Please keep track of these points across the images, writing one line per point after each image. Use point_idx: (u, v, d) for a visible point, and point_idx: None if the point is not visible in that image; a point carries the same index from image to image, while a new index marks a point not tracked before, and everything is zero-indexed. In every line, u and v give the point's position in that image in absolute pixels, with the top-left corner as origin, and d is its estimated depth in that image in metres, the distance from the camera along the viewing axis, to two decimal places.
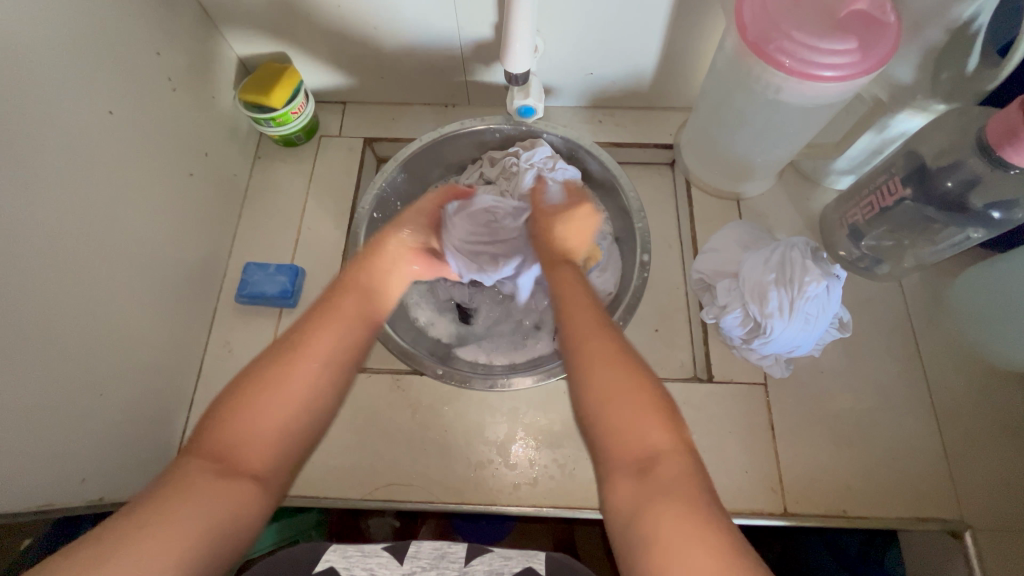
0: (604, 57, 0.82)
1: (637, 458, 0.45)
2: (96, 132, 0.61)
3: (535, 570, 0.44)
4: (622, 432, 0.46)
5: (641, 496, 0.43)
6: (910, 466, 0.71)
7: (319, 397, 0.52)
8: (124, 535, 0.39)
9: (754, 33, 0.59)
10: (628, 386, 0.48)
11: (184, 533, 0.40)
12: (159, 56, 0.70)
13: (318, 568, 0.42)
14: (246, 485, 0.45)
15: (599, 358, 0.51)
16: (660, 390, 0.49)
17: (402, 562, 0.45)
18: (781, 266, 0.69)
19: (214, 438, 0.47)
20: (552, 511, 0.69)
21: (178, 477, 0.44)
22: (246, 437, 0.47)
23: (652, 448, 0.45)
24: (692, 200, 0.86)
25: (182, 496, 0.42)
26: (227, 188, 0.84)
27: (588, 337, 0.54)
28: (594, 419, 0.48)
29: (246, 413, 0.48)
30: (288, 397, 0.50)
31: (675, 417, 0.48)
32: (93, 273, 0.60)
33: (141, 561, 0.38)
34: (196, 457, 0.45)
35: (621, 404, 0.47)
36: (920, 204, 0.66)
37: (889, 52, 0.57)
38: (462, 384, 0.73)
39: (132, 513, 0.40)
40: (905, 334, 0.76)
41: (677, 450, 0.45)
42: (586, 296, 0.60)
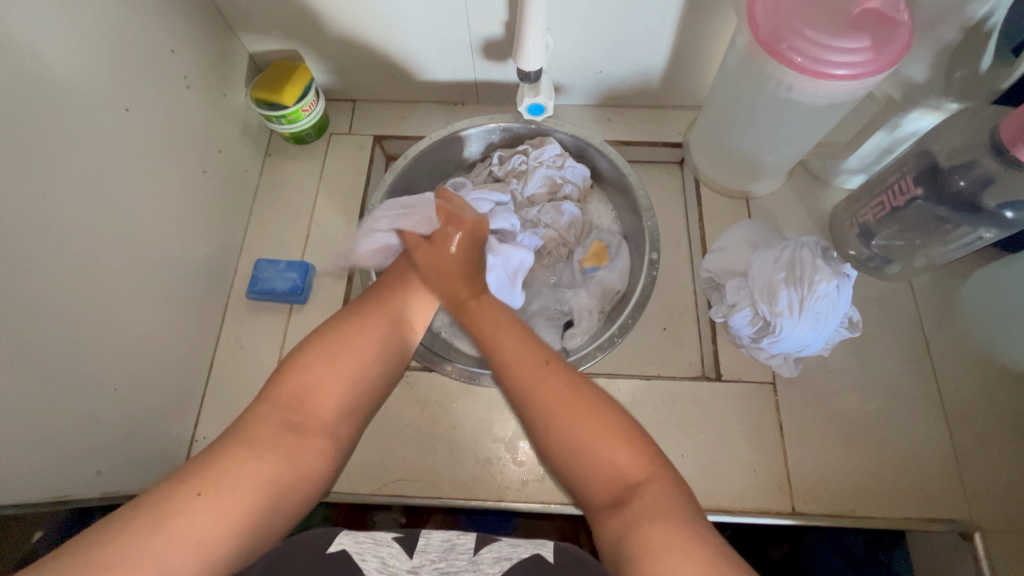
0: (614, 55, 0.82)
1: (615, 489, 0.46)
2: (112, 128, 0.62)
3: (544, 558, 0.44)
4: (590, 466, 0.47)
5: (626, 523, 0.43)
6: (919, 466, 0.70)
7: (379, 366, 0.56)
8: (192, 495, 0.41)
9: (766, 31, 0.59)
10: (586, 416, 0.49)
11: (262, 482, 0.44)
12: (174, 53, 0.71)
13: (332, 549, 0.43)
14: (311, 444, 0.49)
15: (553, 391, 0.51)
16: (617, 413, 0.50)
17: (412, 555, 0.45)
18: (790, 265, 0.69)
19: (280, 398, 0.50)
20: (559, 507, 0.69)
21: (252, 429, 0.47)
22: (312, 397, 0.51)
23: (625, 476, 0.46)
24: (701, 199, 0.86)
25: (251, 455, 0.45)
26: (238, 185, 0.85)
27: (533, 374, 0.54)
28: (565, 459, 0.49)
29: (316, 376, 0.52)
30: (355, 363, 0.54)
31: (642, 437, 0.49)
32: (107, 268, 0.61)
33: (218, 511, 0.41)
34: (263, 416, 0.48)
35: (590, 428, 0.48)
36: (932, 204, 0.66)
37: (902, 50, 0.57)
38: (471, 380, 0.75)
39: (199, 475, 0.42)
40: (915, 334, 0.76)
41: (652, 471, 0.46)
42: (511, 321, 0.61)
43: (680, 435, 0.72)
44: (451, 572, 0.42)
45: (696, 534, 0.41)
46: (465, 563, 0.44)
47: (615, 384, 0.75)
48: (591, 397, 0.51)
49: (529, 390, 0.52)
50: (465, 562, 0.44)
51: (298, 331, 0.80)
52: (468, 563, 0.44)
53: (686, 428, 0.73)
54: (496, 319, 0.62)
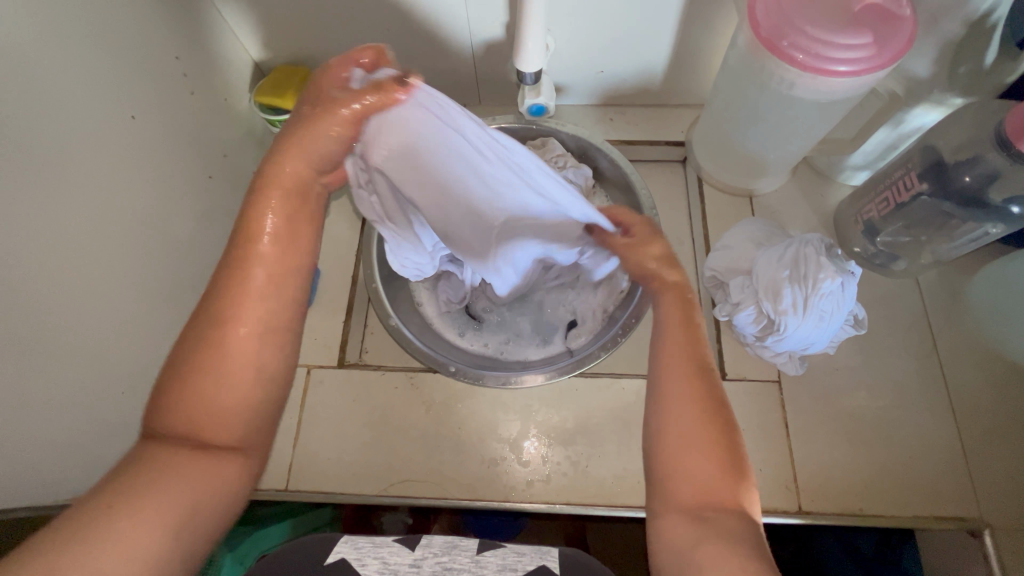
0: (615, 55, 0.82)
1: (700, 506, 0.43)
2: (118, 135, 0.62)
3: (547, 567, 0.43)
4: (687, 473, 0.45)
5: (695, 536, 0.41)
6: (928, 464, 0.70)
7: (275, 357, 0.47)
8: (102, 519, 0.37)
9: (767, 29, 0.59)
10: (699, 424, 0.46)
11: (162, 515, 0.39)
12: (179, 60, 0.72)
13: (329, 560, 0.42)
14: (229, 447, 0.44)
15: (683, 396, 0.48)
16: (734, 438, 0.46)
17: (414, 549, 0.46)
18: (795, 262, 0.68)
19: (183, 404, 0.43)
20: (564, 507, 0.69)
21: (137, 464, 0.40)
22: (217, 398, 0.44)
23: (716, 496, 0.43)
24: (704, 197, 0.86)
25: (161, 472, 0.40)
26: (243, 189, 0.86)
27: (676, 368, 0.50)
28: (661, 442, 0.47)
29: (194, 395, 0.43)
30: (243, 364, 0.45)
31: (747, 474, 0.45)
32: (114, 274, 0.61)
33: (134, 542, 0.37)
34: (167, 429, 0.42)
35: (695, 446, 0.45)
36: (937, 199, 0.66)
37: (905, 44, 0.57)
38: (476, 382, 0.75)
39: (105, 500, 0.38)
40: (922, 331, 0.76)
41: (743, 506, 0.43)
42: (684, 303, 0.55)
43: None
44: (454, 568, 0.42)
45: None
46: (467, 559, 0.44)
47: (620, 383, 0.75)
48: (722, 419, 0.47)
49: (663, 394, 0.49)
50: (468, 560, 0.44)
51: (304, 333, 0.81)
52: (471, 562, 0.44)
53: None
54: (683, 310, 0.54)
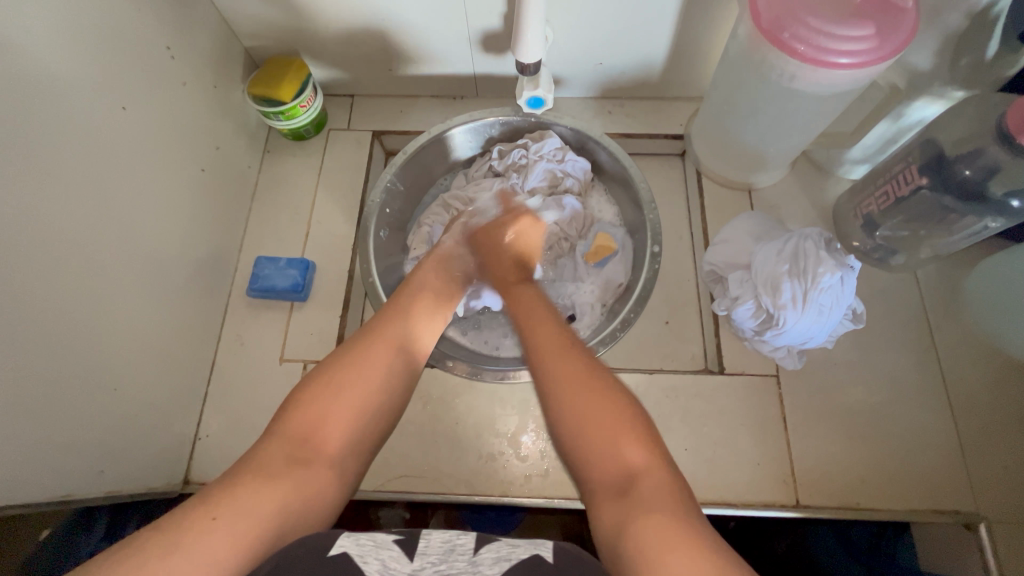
0: (614, 46, 0.81)
1: (620, 476, 0.44)
2: (109, 127, 0.61)
3: (542, 560, 0.40)
4: (604, 450, 0.45)
5: (625, 516, 0.41)
6: (924, 458, 0.70)
7: (386, 394, 0.53)
8: (205, 519, 0.40)
9: (768, 20, 0.59)
10: (601, 400, 0.47)
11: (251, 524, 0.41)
12: (169, 49, 0.70)
13: (331, 554, 0.39)
14: (321, 470, 0.47)
15: (569, 373, 0.50)
16: (637, 407, 0.48)
17: (413, 557, 0.42)
18: (794, 257, 0.68)
19: (291, 428, 0.48)
20: (563, 502, 0.69)
21: (242, 473, 0.45)
22: (321, 428, 0.49)
23: (629, 463, 0.44)
24: (703, 191, 0.85)
25: (259, 483, 0.44)
26: (237, 182, 0.84)
27: (556, 358, 0.52)
28: (578, 440, 0.47)
29: (312, 414, 0.49)
30: (358, 393, 0.51)
31: (656, 434, 0.46)
32: (106, 268, 0.60)
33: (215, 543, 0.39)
34: (273, 447, 0.47)
35: (598, 413, 0.46)
36: (938, 193, 0.65)
37: (907, 37, 0.56)
38: (474, 376, 0.74)
39: (211, 501, 0.41)
40: (920, 325, 0.76)
41: (655, 463, 0.44)
42: (551, 321, 0.58)
43: (684, 428, 0.72)
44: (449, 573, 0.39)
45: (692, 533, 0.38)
46: (464, 564, 0.41)
47: None
48: (594, 372, 0.50)
49: (546, 374, 0.51)
50: (466, 562, 0.41)
51: (299, 328, 0.80)
52: (467, 568, 0.40)
53: (689, 422, 0.72)
54: (533, 309, 0.60)
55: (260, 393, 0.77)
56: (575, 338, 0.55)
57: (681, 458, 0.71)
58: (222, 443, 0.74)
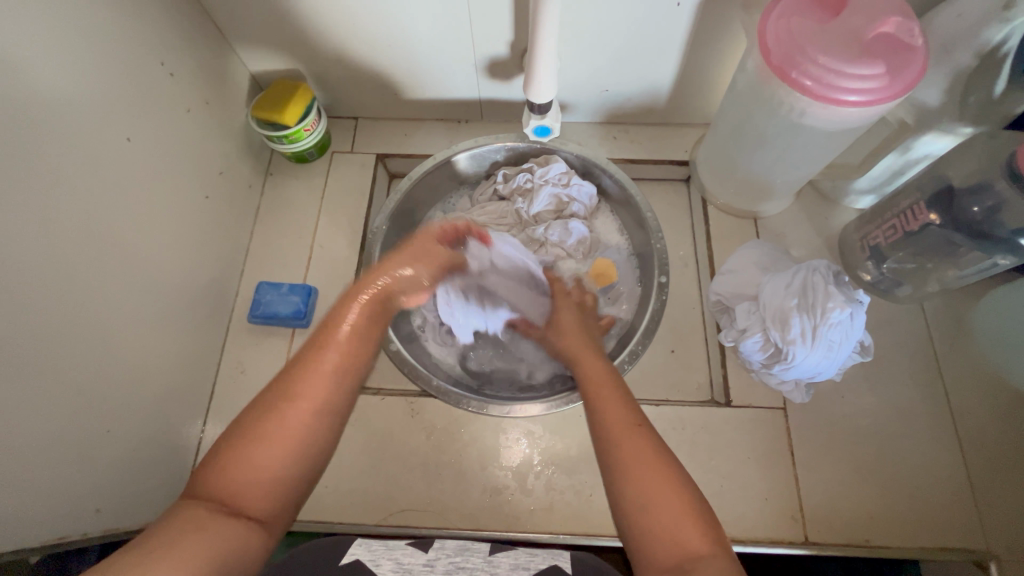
0: (621, 74, 0.81)
1: (676, 561, 0.41)
2: (111, 157, 0.60)
3: (559, 568, 0.45)
4: (664, 528, 0.43)
5: None
6: (934, 494, 0.69)
7: (318, 437, 0.49)
8: (136, 564, 0.36)
9: (778, 56, 0.59)
10: (649, 468, 0.47)
11: (198, 552, 0.39)
12: (172, 75, 0.70)
13: (344, 560, 0.43)
14: (251, 526, 0.43)
15: (640, 451, 0.48)
16: (688, 481, 0.47)
17: (427, 550, 0.49)
18: (803, 291, 0.68)
19: (215, 485, 0.44)
20: (568, 538, 0.68)
21: (172, 523, 0.41)
22: (250, 481, 0.45)
23: (692, 548, 0.42)
24: (708, 218, 0.85)
25: (188, 531, 0.40)
26: (240, 206, 0.84)
27: (616, 424, 0.52)
28: (629, 500, 0.46)
29: (256, 450, 0.46)
30: (290, 437, 0.48)
31: (711, 515, 0.45)
32: (107, 300, 0.59)
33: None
34: (194, 506, 0.42)
35: (656, 483, 0.46)
36: (948, 229, 0.65)
37: (916, 76, 0.56)
38: (480, 410, 0.73)
39: (136, 552, 0.37)
40: (927, 358, 0.75)
41: (716, 548, 0.42)
42: (610, 375, 0.60)
43: (691, 462, 0.71)
44: (467, 566, 0.45)
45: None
46: (480, 559, 0.47)
47: None
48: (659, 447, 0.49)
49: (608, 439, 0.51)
50: (480, 561, 0.47)
51: None
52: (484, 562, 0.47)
53: (696, 455, 0.71)
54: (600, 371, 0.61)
55: None
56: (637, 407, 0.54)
57: None
58: None
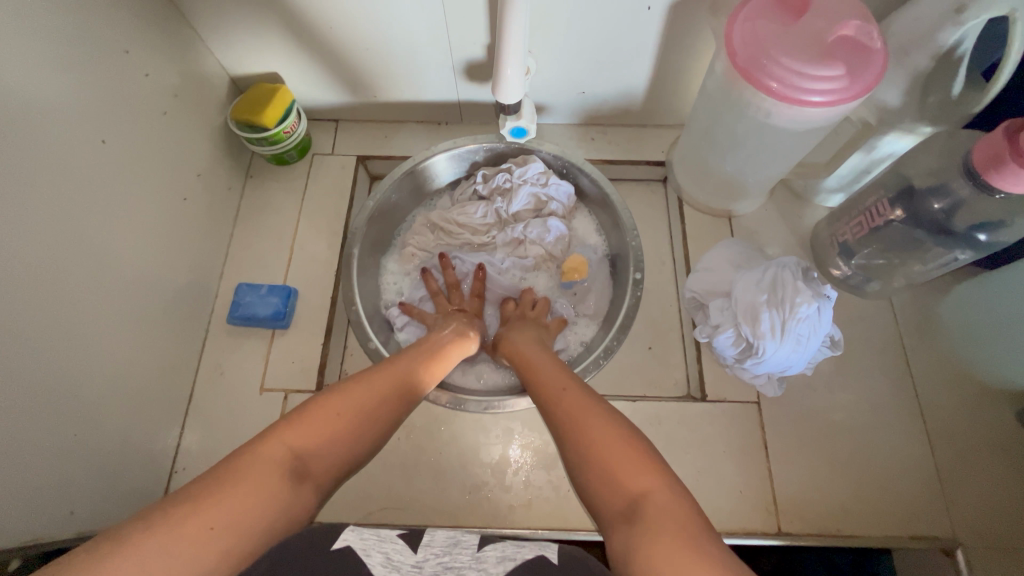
0: (596, 77, 0.83)
1: (625, 500, 0.41)
2: (87, 160, 0.61)
3: (547, 558, 0.41)
4: (607, 478, 0.43)
5: (631, 541, 0.38)
6: (902, 483, 0.71)
7: (375, 420, 0.50)
8: (205, 521, 0.36)
9: (744, 58, 0.60)
10: (598, 429, 0.46)
11: (254, 515, 0.38)
12: (148, 76, 0.70)
13: (336, 545, 0.39)
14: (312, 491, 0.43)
15: (584, 414, 0.49)
16: (626, 427, 0.46)
17: (416, 549, 0.45)
18: (772, 286, 0.69)
19: (290, 441, 0.44)
20: (546, 533, 0.69)
21: (238, 468, 0.40)
22: (317, 449, 0.45)
23: (633, 490, 0.41)
24: (684, 217, 0.86)
25: (253, 484, 0.39)
26: (219, 208, 0.84)
27: (560, 400, 0.52)
28: (574, 458, 0.46)
29: (319, 426, 0.46)
30: (351, 415, 0.49)
31: (654, 454, 0.44)
32: (82, 302, 0.59)
33: (211, 548, 0.35)
34: (264, 453, 0.42)
35: (600, 436, 0.45)
36: (909, 225, 0.67)
37: (876, 77, 0.58)
38: (457, 407, 0.73)
39: (199, 499, 0.37)
40: (896, 352, 0.77)
41: (662, 482, 0.41)
42: (553, 362, 0.60)
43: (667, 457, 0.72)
44: (456, 565, 0.41)
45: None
46: (468, 557, 0.43)
47: None
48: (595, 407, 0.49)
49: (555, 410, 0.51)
50: (469, 557, 0.43)
51: (281, 356, 0.79)
52: (472, 559, 0.43)
53: (673, 450, 0.73)
54: (540, 359, 0.62)
55: (239, 423, 0.76)
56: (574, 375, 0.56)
57: None
58: (201, 475, 0.73)
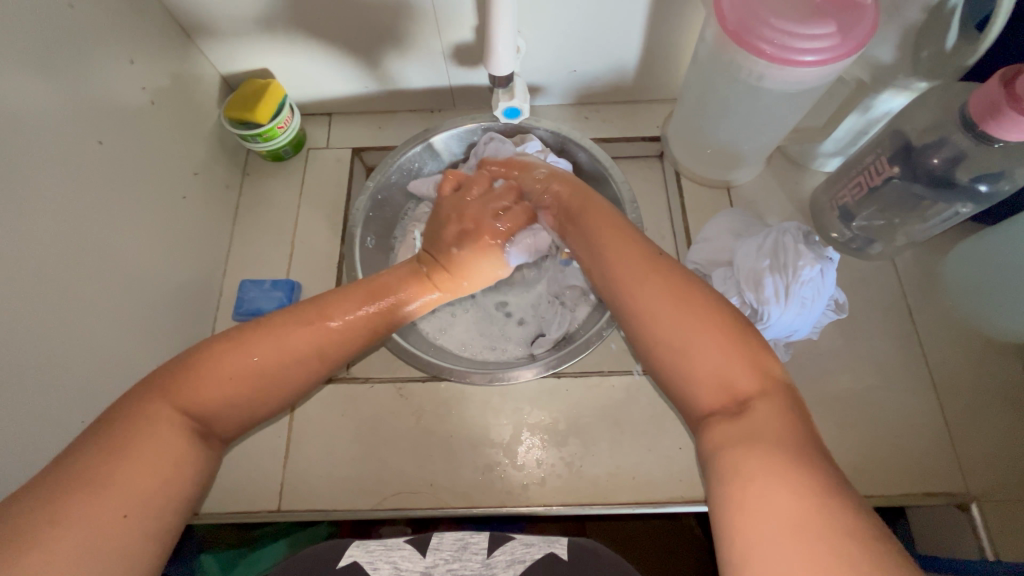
0: (588, 54, 0.82)
1: (726, 399, 0.45)
2: (86, 160, 0.61)
3: (557, 555, 0.43)
4: (688, 373, 0.47)
5: (733, 438, 0.42)
6: (916, 443, 0.71)
7: (297, 369, 0.55)
8: (91, 465, 0.41)
9: (733, 22, 0.60)
10: (693, 316, 0.49)
11: (154, 467, 0.43)
12: (132, 64, 0.69)
13: (341, 564, 0.42)
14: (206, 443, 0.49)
15: (664, 295, 0.51)
16: (748, 329, 0.49)
17: (425, 553, 0.45)
18: (774, 252, 0.69)
19: (187, 396, 0.48)
20: (562, 509, 0.69)
21: (146, 422, 0.45)
22: (216, 402, 0.50)
23: (741, 388, 0.45)
24: (683, 190, 0.86)
25: (152, 443, 0.44)
26: (218, 206, 0.84)
27: (642, 278, 0.54)
28: (663, 343, 0.49)
29: (234, 373, 0.51)
30: (269, 364, 0.53)
31: (760, 346, 0.48)
32: (87, 300, 0.60)
33: (107, 491, 0.40)
34: (165, 409, 0.46)
35: (700, 338, 0.48)
36: (908, 182, 0.67)
37: (869, 32, 0.58)
38: (462, 380, 0.75)
39: (96, 449, 0.42)
40: (902, 312, 0.77)
41: (770, 390, 0.44)
42: (630, 237, 0.60)
43: (678, 428, 0.72)
44: None
45: (828, 482, 0.37)
46: (477, 565, 0.44)
47: (609, 381, 0.75)
48: (730, 319, 0.49)
49: (632, 290, 0.54)
50: (479, 565, 0.44)
51: None
52: (482, 568, 0.43)
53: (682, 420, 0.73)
54: (608, 223, 0.63)
55: None
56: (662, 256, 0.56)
57: (675, 456, 0.71)
58: None
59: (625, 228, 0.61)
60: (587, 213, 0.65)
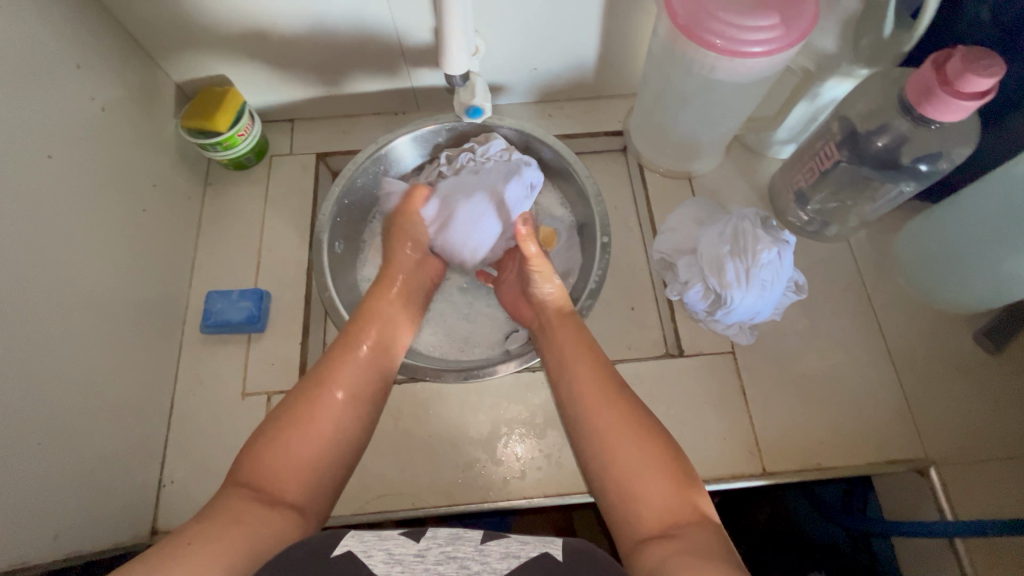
0: (547, 51, 0.83)
1: (660, 524, 0.48)
2: (35, 174, 0.59)
3: (552, 556, 0.42)
4: (629, 495, 0.51)
5: (667, 556, 0.44)
6: (877, 414, 0.74)
7: (344, 429, 0.58)
8: (184, 543, 0.42)
9: (684, 17, 0.61)
10: (634, 440, 0.53)
11: (242, 536, 0.45)
12: (79, 69, 0.67)
13: (335, 553, 0.41)
14: (287, 512, 0.50)
15: (613, 417, 0.56)
16: (678, 455, 0.53)
17: (419, 538, 0.45)
18: (734, 237, 0.72)
19: (253, 478, 0.51)
20: (543, 500, 0.70)
21: (224, 507, 0.48)
22: (281, 475, 0.52)
23: (679, 513, 0.48)
24: (646, 182, 0.88)
25: (233, 522, 0.46)
26: (180, 217, 0.82)
27: (597, 403, 0.58)
28: (606, 471, 0.53)
29: (285, 443, 0.54)
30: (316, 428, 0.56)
31: (692, 477, 0.52)
32: (45, 319, 0.58)
33: (201, 556, 0.41)
34: (234, 496, 0.49)
35: (638, 457, 0.52)
36: (856, 165, 0.70)
37: (810, 22, 0.60)
38: (437, 378, 0.74)
39: (185, 533, 0.44)
40: (858, 290, 0.80)
41: (704, 519, 0.48)
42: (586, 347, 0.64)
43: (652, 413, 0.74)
44: (458, 557, 0.42)
45: None
46: (471, 549, 0.43)
47: None
48: (664, 442, 0.54)
49: (588, 411, 0.58)
50: (472, 548, 0.44)
51: (259, 358, 0.79)
52: (476, 555, 0.43)
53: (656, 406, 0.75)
54: (571, 335, 0.67)
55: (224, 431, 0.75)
56: (614, 371, 0.62)
57: None
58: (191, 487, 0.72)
59: (585, 336, 0.66)
60: (556, 330, 0.69)
